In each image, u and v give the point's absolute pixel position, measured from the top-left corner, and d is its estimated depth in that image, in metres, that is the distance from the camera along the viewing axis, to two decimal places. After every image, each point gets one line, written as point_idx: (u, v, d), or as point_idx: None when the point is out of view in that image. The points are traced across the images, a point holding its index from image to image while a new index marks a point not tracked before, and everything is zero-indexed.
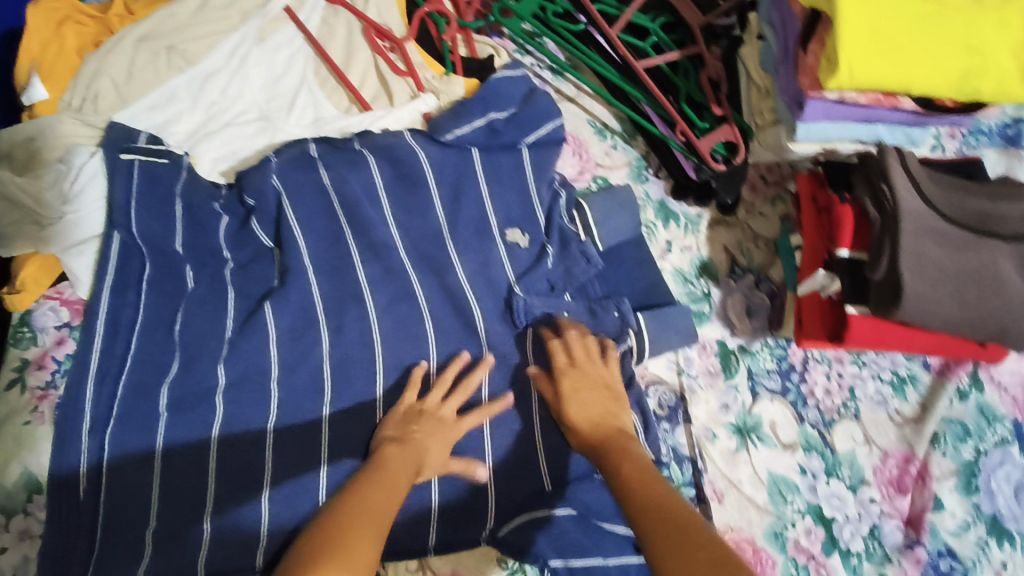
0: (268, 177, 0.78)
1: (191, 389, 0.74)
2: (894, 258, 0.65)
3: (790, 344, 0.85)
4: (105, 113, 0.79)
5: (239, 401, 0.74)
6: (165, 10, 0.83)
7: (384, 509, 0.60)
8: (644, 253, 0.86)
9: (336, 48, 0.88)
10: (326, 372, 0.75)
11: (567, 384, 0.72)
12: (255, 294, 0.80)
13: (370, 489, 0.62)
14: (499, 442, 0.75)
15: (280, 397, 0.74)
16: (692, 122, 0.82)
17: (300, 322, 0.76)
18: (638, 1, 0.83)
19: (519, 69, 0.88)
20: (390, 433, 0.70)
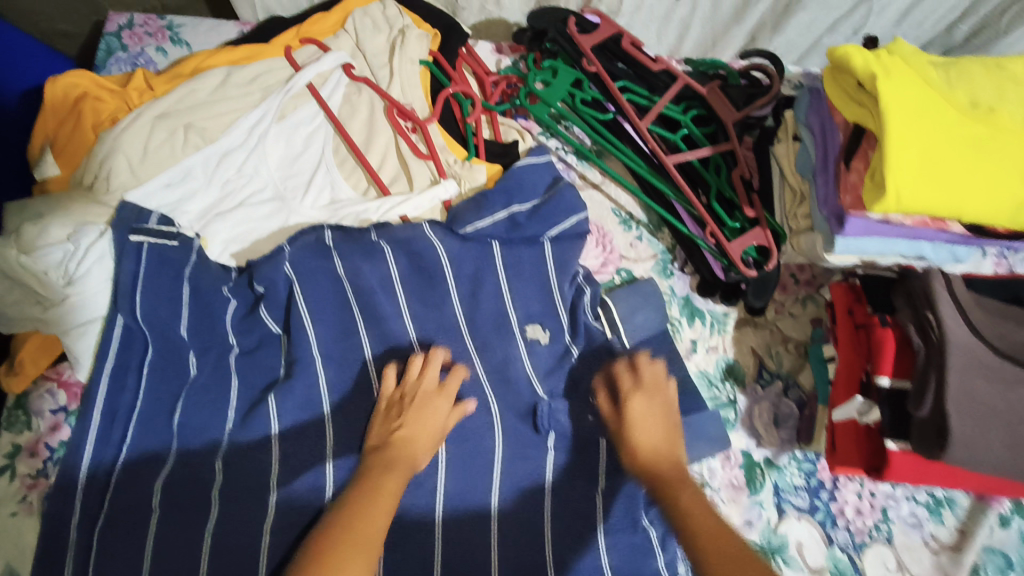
0: (280, 266, 0.75)
1: (185, 484, 0.70)
2: (940, 395, 0.60)
3: (819, 460, 0.80)
4: (118, 191, 0.77)
5: (233, 500, 0.69)
6: (186, 86, 0.81)
7: (370, 540, 0.55)
8: (671, 350, 0.81)
9: (357, 128, 0.86)
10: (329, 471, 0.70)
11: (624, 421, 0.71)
12: (260, 382, 0.76)
13: (359, 514, 0.57)
14: (508, 557, 0.68)
15: (278, 499, 0.69)
16: (723, 222, 0.78)
17: (305, 416, 0.72)
18: (670, 93, 0.81)
19: (544, 155, 0.86)
20: (373, 439, 0.67)
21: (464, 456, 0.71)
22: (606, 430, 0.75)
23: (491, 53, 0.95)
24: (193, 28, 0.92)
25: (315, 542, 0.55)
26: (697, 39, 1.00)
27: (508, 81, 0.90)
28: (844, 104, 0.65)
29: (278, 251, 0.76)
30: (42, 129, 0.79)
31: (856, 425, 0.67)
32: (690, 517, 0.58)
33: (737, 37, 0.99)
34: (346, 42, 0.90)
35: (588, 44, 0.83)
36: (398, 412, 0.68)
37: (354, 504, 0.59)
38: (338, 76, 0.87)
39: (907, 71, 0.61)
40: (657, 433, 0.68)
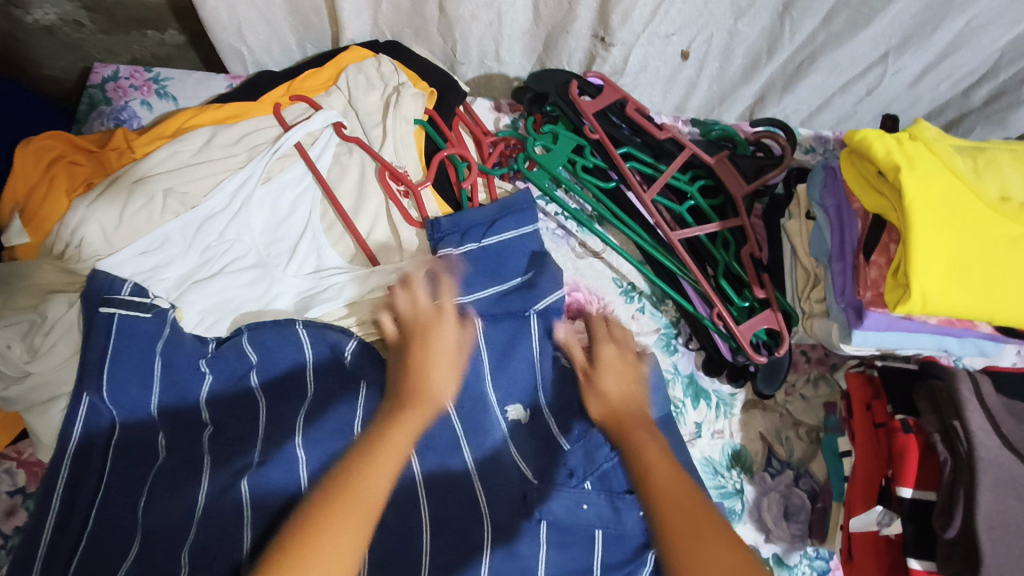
0: (286, 331, 0.72)
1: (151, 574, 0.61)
2: (970, 516, 0.55)
3: (833, 557, 0.73)
4: (91, 258, 0.73)
5: None
6: (166, 150, 0.78)
7: (378, 485, 0.53)
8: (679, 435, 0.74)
9: (347, 192, 0.83)
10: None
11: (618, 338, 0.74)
12: (226, 464, 0.67)
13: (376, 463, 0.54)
14: None
15: None
16: (732, 301, 0.73)
17: (272, 503, 0.64)
18: (677, 162, 0.77)
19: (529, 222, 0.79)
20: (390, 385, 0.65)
21: (454, 552, 0.60)
22: (602, 519, 0.66)
23: (490, 110, 0.92)
24: (181, 82, 0.89)
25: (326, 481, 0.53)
26: (704, 96, 0.96)
27: (507, 142, 0.85)
28: (865, 194, 0.62)
29: (285, 323, 0.73)
30: (13, 194, 0.74)
31: (876, 537, 0.62)
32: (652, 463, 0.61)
33: (745, 98, 0.95)
34: (338, 99, 0.86)
35: (590, 110, 0.79)
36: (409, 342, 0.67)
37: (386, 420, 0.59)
38: (328, 135, 0.84)
39: (935, 164, 0.58)
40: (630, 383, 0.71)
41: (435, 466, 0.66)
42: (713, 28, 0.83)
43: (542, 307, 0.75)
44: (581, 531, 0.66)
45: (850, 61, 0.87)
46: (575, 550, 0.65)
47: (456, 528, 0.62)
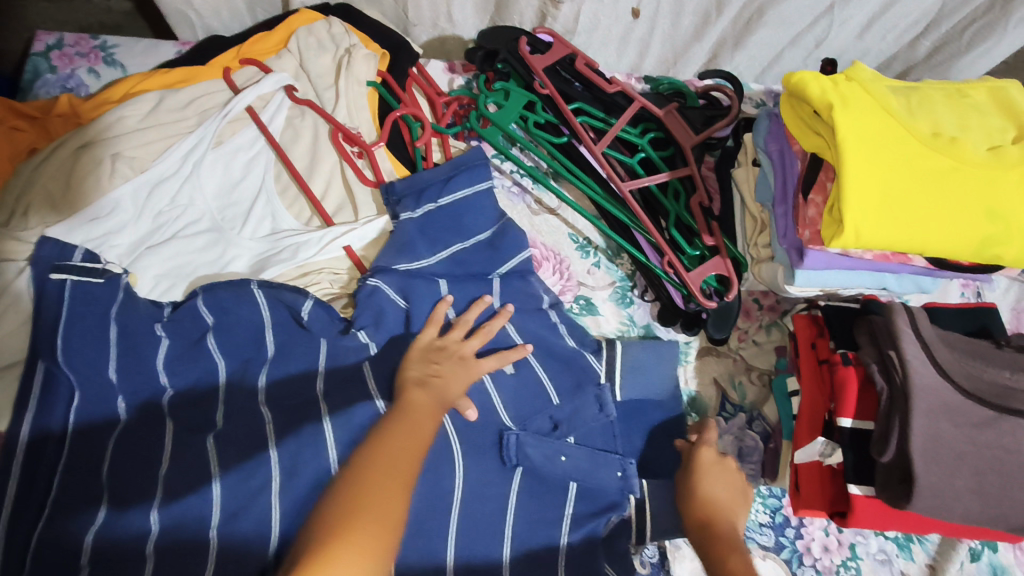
0: (248, 289, 0.72)
1: (119, 532, 0.62)
2: (904, 442, 0.58)
3: (785, 495, 0.76)
4: (38, 225, 0.72)
5: (170, 556, 0.61)
6: (114, 114, 0.76)
7: (409, 469, 0.56)
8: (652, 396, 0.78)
9: (300, 154, 0.82)
10: (277, 523, 0.64)
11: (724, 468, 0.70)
12: (196, 426, 0.68)
13: (389, 447, 0.57)
14: None
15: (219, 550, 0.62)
16: (683, 249, 0.75)
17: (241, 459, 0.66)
18: (627, 116, 0.78)
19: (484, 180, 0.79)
20: (413, 375, 0.66)
21: (423, 497, 0.65)
22: (577, 471, 0.72)
23: (444, 71, 0.91)
24: (128, 48, 0.87)
25: (346, 478, 0.54)
26: (656, 55, 0.97)
27: (460, 101, 0.85)
28: (805, 135, 0.64)
29: (242, 285, 0.73)
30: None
31: (820, 467, 0.64)
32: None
33: (698, 57, 0.97)
34: (290, 62, 0.86)
35: (541, 65, 0.79)
36: (436, 361, 0.68)
37: (408, 413, 0.61)
38: (280, 99, 0.83)
39: (866, 101, 0.60)
40: (721, 491, 0.69)
41: None
42: None
43: (505, 270, 0.77)
44: (551, 474, 0.71)
45: (797, 16, 0.89)
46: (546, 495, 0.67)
47: (426, 474, 0.65)
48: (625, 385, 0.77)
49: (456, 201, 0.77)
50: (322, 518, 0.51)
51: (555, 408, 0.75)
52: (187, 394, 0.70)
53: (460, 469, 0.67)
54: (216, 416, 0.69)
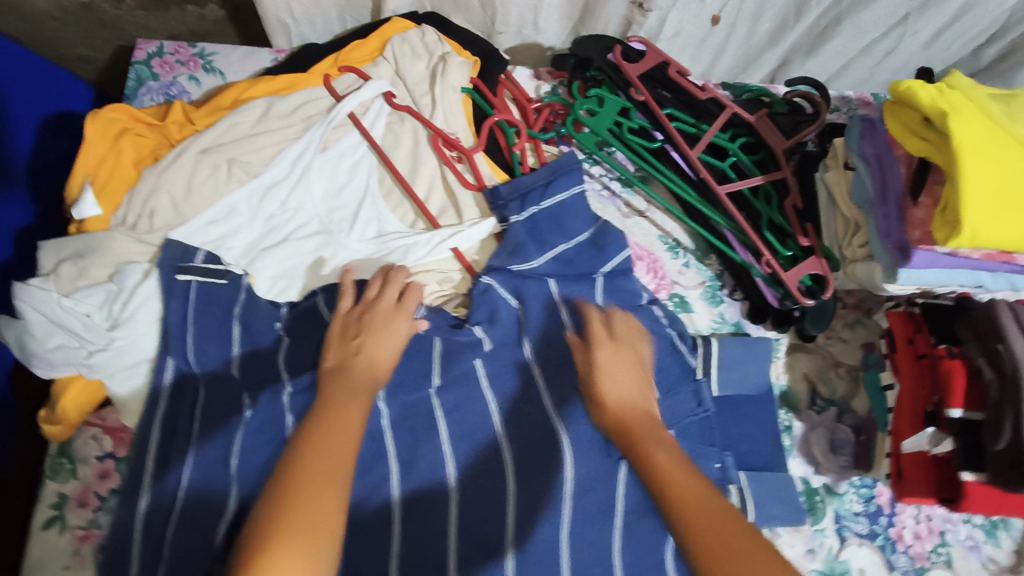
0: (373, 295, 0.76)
1: None
2: (1018, 429, 0.61)
3: (877, 484, 0.80)
4: (162, 228, 0.74)
5: None
6: (227, 120, 0.78)
7: (346, 452, 0.55)
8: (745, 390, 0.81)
9: (402, 158, 0.85)
10: None
11: (603, 359, 0.69)
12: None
13: (320, 447, 0.55)
14: None
15: None
16: (778, 250, 0.78)
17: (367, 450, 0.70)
18: (720, 121, 0.80)
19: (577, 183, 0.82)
20: (330, 363, 0.66)
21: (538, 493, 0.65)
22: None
23: (530, 78, 0.94)
24: (226, 56, 0.89)
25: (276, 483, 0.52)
26: (729, 58, 1.01)
27: (553, 108, 0.89)
28: (908, 140, 0.67)
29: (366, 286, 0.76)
30: (84, 166, 0.74)
31: (927, 457, 0.68)
32: (683, 499, 0.55)
33: (769, 62, 1.01)
34: (385, 69, 0.88)
35: (635, 72, 0.82)
36: (355, 330, 0.68)
37: (330, 398, 0.61)
38: (379, 105, 0.85)
39: (973, 107, 0.63)
40: (621, 384, 0.67)
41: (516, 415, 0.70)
42: None
43: (611, 266, 0.81)
44: None
45: (871, 24, 0.93)
46: None
47: None
48: (721, 380, 0.81)
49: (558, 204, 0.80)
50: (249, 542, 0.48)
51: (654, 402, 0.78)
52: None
53: (568, 461, 0.66)
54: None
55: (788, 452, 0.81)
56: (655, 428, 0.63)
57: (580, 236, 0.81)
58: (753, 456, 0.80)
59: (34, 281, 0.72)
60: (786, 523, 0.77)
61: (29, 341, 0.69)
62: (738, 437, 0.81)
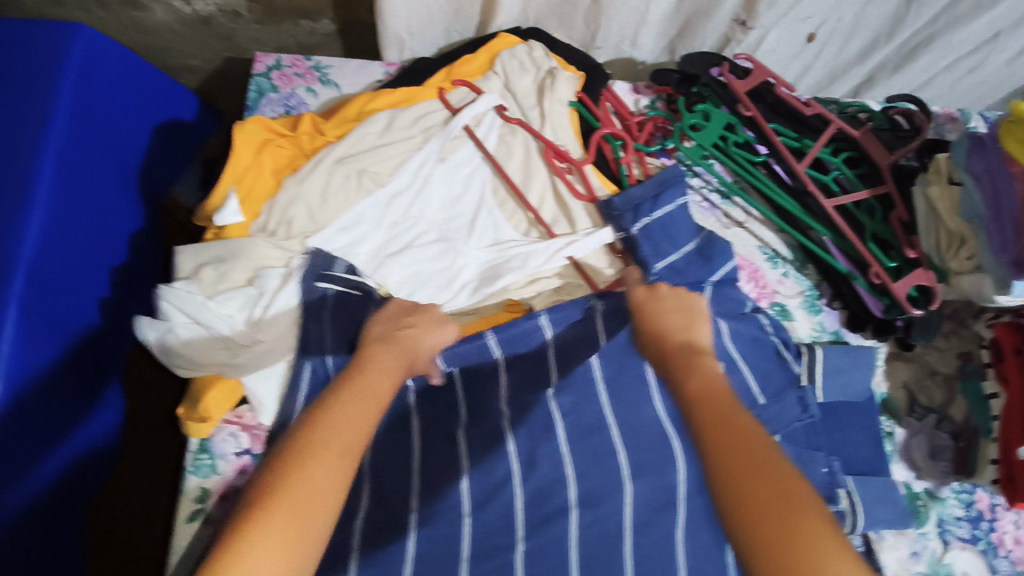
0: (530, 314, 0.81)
1: (386, 522, 0.70)
2: None
3: (977, 490, 0.83)
4: (299, 236, 0.78)
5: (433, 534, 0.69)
6: (357, 131, 0.82)
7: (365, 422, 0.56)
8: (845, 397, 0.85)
9: (515, 168, 0.88)
10: (520, 508, 0.71)
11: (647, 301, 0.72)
12: (442, 422, 0.76)
13: (340, 413, 0.56)
14: None
15: (473, 533, 0.70)
16: (882, 261, 0.82)
17: (491, 453, 0.74)
18: (825, 137, 0.84)
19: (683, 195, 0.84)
20: (377, 331, 0.68)
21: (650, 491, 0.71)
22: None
23: (629, 92, 0.98)
24: (340, 69, 0.94)
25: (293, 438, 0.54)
26: (815, 74, 1.04)
27: (655, 121, 0.92)
28: None
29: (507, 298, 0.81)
30: (227, 174, 0.77)
31: None
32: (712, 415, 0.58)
33: (855, 77, 1.04)
34: (496, 83, 0.91)
35: (743, 89, 0.86)
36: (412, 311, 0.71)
37: (368, 363, 0.63)
38: (492, 118, 0.89)
39: None
40: (675, 317, 0.70)
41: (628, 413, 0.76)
42: (844, 13, 0.91)
43: (720, 276, 0.84)
44: None
45: (961, 43, 0.96)
46: None
47: (650, 470, 0.72)
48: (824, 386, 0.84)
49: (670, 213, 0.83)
50: (246, 509, 0.48)
51: (762, 408, 0.81)
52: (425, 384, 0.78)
53: (681, 464, 0.72)
54: (459, 406, 0.77)
55: (890, 457, 0.84)
56: (698, 355, 0.65)
57: (689, 244, 0.84)
58: (857, 461, 0.83)
59: (174, 283, 0.75)
60: (891, 527, 0.79)
61: (176, 341, 0.72)
62: (839, 443, 0.84)
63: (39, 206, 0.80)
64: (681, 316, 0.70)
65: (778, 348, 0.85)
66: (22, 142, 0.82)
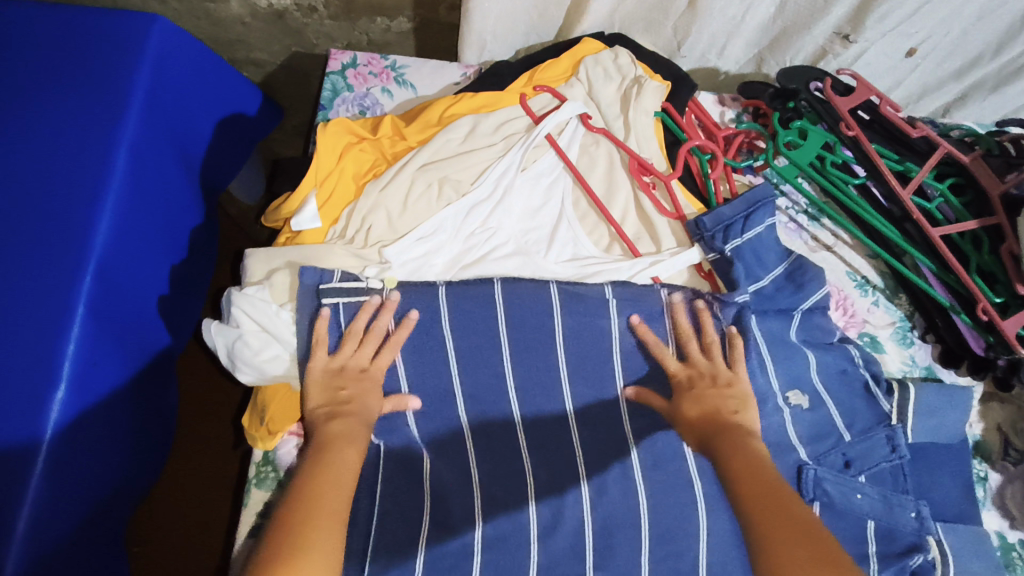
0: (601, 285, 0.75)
1: (450, 547, 0.65)
2: None
3: None
4: (376, 244, 0.76)
5: (498, 565, 0.65)
6: (441, 136, 0.81)
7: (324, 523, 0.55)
8: (939, 440, 0.80)
9: (596, 180, 0.85)
10: (590, 539, 0.67)
11: (686, 383, 0.72)
12: (500, 441, 0.71)
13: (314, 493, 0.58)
14: None
15: (541, 561, 0.66)
16: (990, 295, 0.77)
17: (557, 489, 0.69)
18: (931, 161, 0.79)
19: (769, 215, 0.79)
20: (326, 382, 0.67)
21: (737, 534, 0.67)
22: (874, 510, 0.74)
23: (714, 104, 0.94)
24: (416, 69, 0.91)
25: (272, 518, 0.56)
26: (904, 90, 0.99)
27: (745, 135, 0.88)
28: None
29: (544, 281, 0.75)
30: (309, 176, 0.77)
31: None
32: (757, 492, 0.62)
33: (947, 93, 0.98)
34: (579, 90, 0.88)
35: (846, 106, 0.82)
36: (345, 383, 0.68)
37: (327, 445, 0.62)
38: (575, 127, 0.86)
39: None
40: (701, 411, 0.70)
41: None
42: (948, 28, 0.87)
43: (813, 304, 0.80)
44: (855, 519, 0.74)
45: None
46: (844, 524, 0.74)
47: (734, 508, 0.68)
48: (916, 426, 0.79)
49: (759, 234, 0.78)
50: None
51: (845, 445, 0.77)
52: (477, 387, 0.72)
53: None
54: (515, 421, 0.71)
55: (981, 503, 0.80)
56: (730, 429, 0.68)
57: (777, 266, 0.80)
58: (945, 507, 0.78)
59: (245, 288, 0.72)
60: None
61: (245, 349, 0.70)
62: (929, 488, 0.79)
63: (110, 202, 0.78)
64: (721, 398, 0.70)
65: (867, 384, 0.80)
66: (95, 138, 0.81)
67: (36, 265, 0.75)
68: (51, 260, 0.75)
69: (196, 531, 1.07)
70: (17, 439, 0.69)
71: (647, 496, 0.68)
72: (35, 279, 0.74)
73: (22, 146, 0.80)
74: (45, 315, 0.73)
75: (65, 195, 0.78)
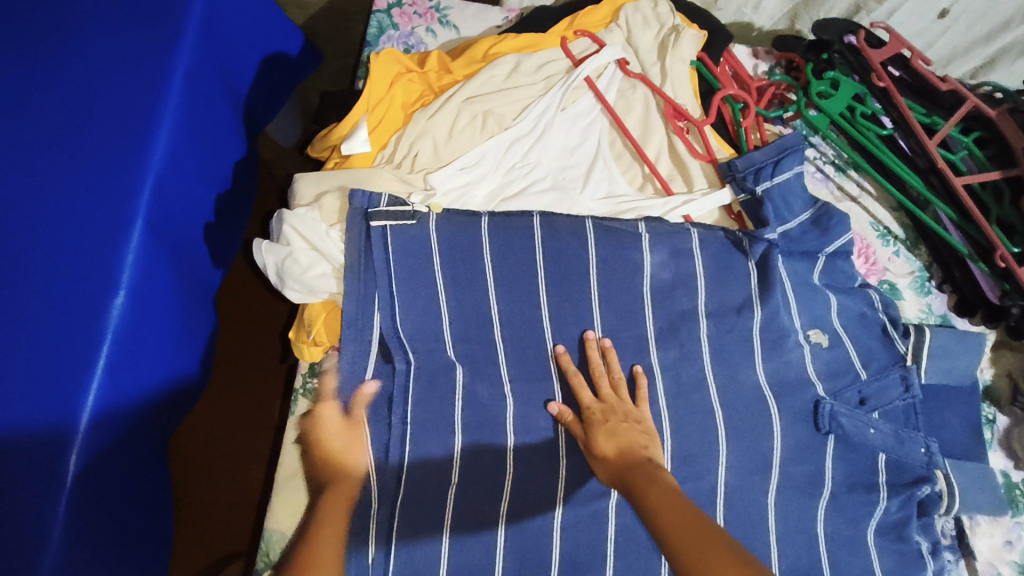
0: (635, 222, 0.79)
1: (486, 453, 0.74)
2: None
3: None
4: (421, 170, 0.79)
5: (528, 472, 0.73)
6: (487, 71, 0.84)
7: None
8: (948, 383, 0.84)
9: (632, 123, 0.88)
10: None
11: (598, 416, 0.71)
12: (532, 365, 0.77)
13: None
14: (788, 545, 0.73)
15: (568, 473, 0.73)
16: (1007, 245, 0.80)
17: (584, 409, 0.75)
18: (958, 115, 0.82)
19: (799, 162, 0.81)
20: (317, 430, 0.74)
21: (745, 457, 0.75)
22: (885, 444, 0.78)
23: (748, 56, 0.96)
24: (460, 11, 0.93)
25: None
26: (934, 52, 1.01)
27: (777, 87, 0.91)
28: None
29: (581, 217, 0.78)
30: (360, 103, 0.80)
31: None
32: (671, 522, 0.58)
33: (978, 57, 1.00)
34: (618, 36, 0.90)
35: (878, 58, 0.85)
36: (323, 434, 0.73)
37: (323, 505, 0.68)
38: (613, 71, 0.88)
39: None
40: (615, 447, 0.68)
41: (726, 377, 0.77)
42: None
43: (837, 247, 0.82)
44: (868, 452, 0.78)
45: None
46: (856, 457, 0.78)
47: (746, 434, 0.75)
48: (929, 368, 0.83)
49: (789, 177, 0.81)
50: None
51: (861, 383, 0.81)
52: (513, 313, 0.77)
53: (777, 429, 0.76)
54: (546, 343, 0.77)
55: (988, 442, 0.84)
56: (653, 470, 0.65)
57: (804, 210, 0.82)
58: (953, 445, 0.82)
59: (296, 209, 0.75)
60: (983, 513, 0.79)
61: (294, 266, 0.73)
62: (937, 428, 0.83)
63: (165, 123, 0.81)
64: (632, 436, 0.69)
65: (884, 327, 0.84)
66: (149, 62, 0.83)
67: (92, 176, 0.77)
68: (106, 175, 0.77)
69: (239, 449, 1.12)
70: (70, 339, 0.70)
71: (671, 419, 0.74)
72: (91, 189, 0.76)
73: (77, 65, 0.82)
74: (102, 224, 0.74)
75: (119, 115, 0.80)
